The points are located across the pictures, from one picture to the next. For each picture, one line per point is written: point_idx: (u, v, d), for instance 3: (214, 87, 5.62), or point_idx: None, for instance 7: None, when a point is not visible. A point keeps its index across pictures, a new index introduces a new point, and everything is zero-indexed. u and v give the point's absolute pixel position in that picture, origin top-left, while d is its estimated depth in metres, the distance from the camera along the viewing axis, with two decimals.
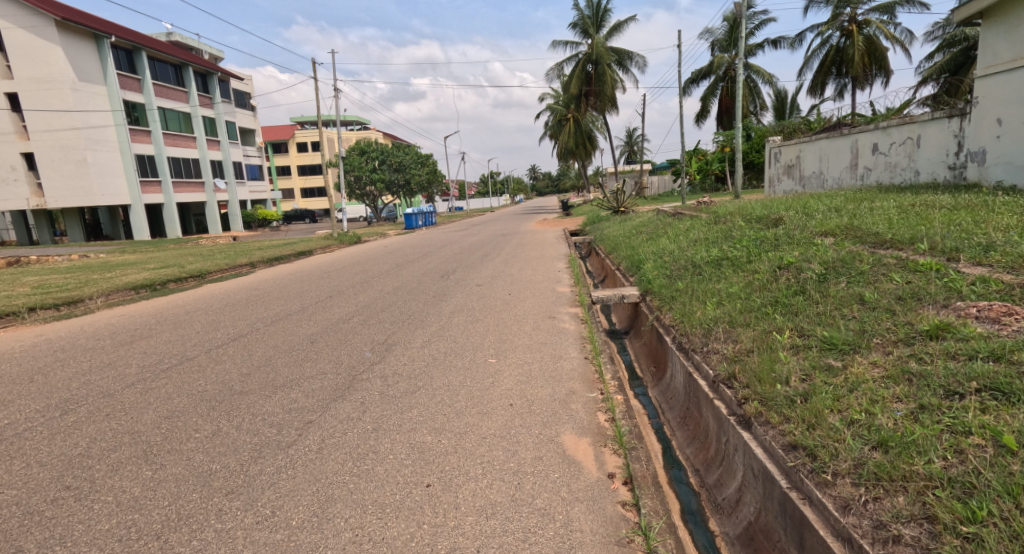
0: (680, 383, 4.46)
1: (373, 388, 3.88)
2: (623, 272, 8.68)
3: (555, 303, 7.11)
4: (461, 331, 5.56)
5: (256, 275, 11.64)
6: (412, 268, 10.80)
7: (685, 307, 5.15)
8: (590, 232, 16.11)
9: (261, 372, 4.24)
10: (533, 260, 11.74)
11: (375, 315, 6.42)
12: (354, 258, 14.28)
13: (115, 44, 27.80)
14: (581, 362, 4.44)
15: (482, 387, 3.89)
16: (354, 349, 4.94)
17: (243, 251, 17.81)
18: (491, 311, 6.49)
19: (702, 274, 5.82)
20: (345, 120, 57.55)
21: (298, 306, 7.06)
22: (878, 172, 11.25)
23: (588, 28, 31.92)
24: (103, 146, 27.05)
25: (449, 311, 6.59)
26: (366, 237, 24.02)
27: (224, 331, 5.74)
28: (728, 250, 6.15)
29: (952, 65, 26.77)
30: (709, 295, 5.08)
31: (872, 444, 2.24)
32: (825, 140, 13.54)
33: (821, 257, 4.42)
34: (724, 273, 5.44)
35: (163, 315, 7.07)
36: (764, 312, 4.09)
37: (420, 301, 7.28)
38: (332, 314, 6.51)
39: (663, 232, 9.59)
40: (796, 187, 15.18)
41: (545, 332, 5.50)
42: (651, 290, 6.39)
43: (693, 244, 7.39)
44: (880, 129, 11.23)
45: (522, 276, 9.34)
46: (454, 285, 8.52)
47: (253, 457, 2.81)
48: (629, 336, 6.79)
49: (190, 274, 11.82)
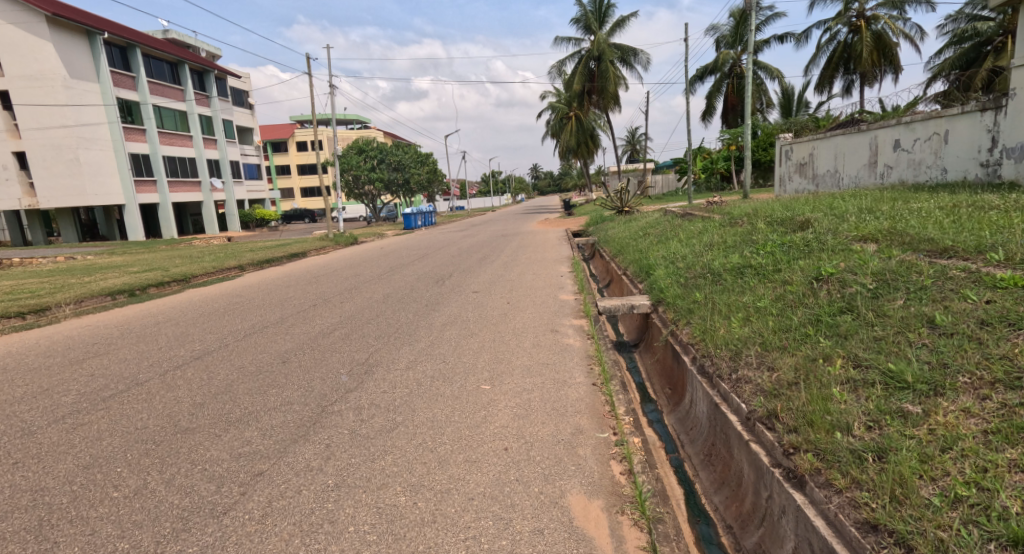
0: (703, 412, 3.86)
1: (344, 424, 3.28)
2: (630, 278, 8.08)
3: (558, 313, 6.50)
4: (452, 349, 4.95)
5: (243, 280, 11.05)
6: (407, 273, 10.18)
7: (705, 322, 4.56)
8: (593, 233, 15.46)
9: (215, 403, 3.63)
10: (534, 263, 11.14)
11: (359, 328, 5.81)
12: (348, 260, 13.67)
13: (109, 40, 27.27)
14: (588, 390, 3.84)
15: (473, 424, 3.28)
16: (329, 371, 4.34)
17: (233, 252, 17.16)
18: (488, 324, 5.89)
19: (722, 283, 5.21)
20: (344, 119, 56.94)
21: (278, 317, 6.46)
22: (900, 170, 10.64)
23: (591, 24, 31.26)
24: (96, 145, 26.47)
25: (442, 323, 5.98)
26: (363, 237, 23.41)
27: (190, 347, 5.14)
28: (750, 256, 5.53)
29: (962, 61, 26.15)
30: (732, 310, 4.49)
31: (1002, 541, 1.69)
32: (842, 136, 12.90)
33: (868, 267, 3.82)
34: (749, 284, 4.84)
35: (129, 326, 6.47)
36: (805, 333, 3.49)
37: (410, 311, 6.69)
38: (312, 327, 5.91)
39: (672, 234, 8.97)
40: (808, 186, 14.54)
41: (547, 349, 4.91)
42: (664, 300, 5.79)
43: (709, 248, 6.77)
44: (904, 124, 10.59)
45: (522, 282, 8.74)
46: (449, 292, 7.92)
47: (176, 531, 2.21)
48: (639, 350, 6.22)
49: (173, 278, 11.23)
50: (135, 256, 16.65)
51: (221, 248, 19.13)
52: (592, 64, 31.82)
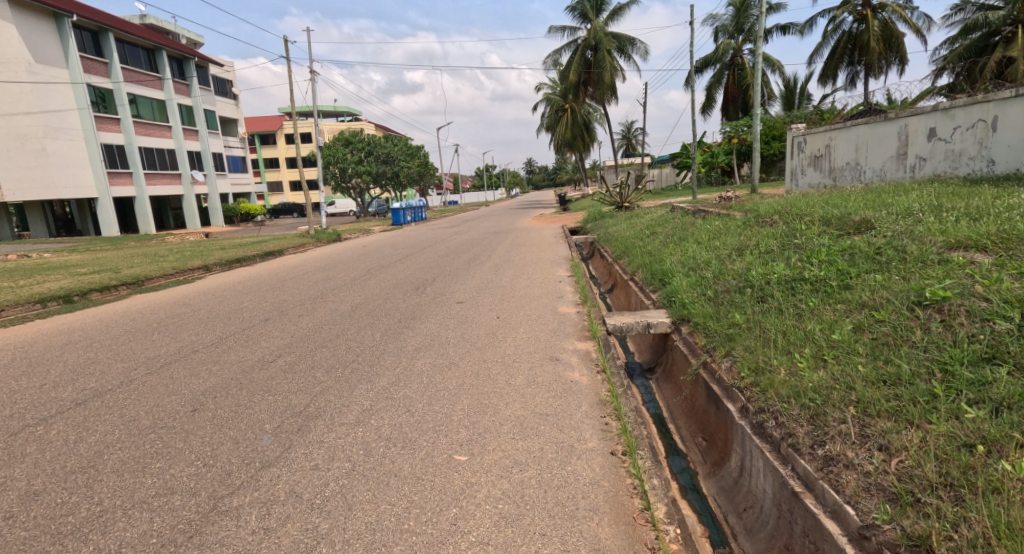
0: (767, 490, 2.74)
1: (234, 543, 2.13)
2: (639, 284, 6.99)
3: (557, 333, 5.32)
4: (422, 390, 3.80)
5: (201, 283, 9.88)
6: (385, 277, 8.96)
7: (756, 357, 3.45)
8: (594, 230, 14.33)
9: (53, 495, 2.44)
10: (529, 266, 10.01)
11: (310, 355, 4.63)
12: (323, 261, 12.45)
13: (79, 24, 25.71)
14: (606, 465, 2.74)
15: (433, 540, 2.16)
16: (246, 428, 3.14)
17: (204, 250, 15.85)
18: (474, 348, 4.77)
19: (770, 302, 4.09)
20: (333, 111, 55.15)
21: (217, 337, 5.27)
22: (936, 162, 9.68)
23: (588, 13, 30.03)
24: (64, 134, 25.08)
25: (414, 348, 4.83)
26: (348, 233, 22.10)
27: (79, 386, 3.91)
28: (799, 266, 4.41)
29: (971, 51, 25.06)
30: (792, 344, 3.38)
31: None
32: (865, 126, 11.84)
33: (1005, 291, 2.73)
34: (808, 306, 3.73)
35: (29, 347, 5.26)
36: (928, 390, 2.39)
37: (378, 330, 5.49)
38: (255, 352, 4.74)
39: (687, 234, 7.87)
40: (824, 181, 13.48)
41: (548, 389, 3.80)
42: (691, 320, 4.70)
43: (739, 253, 5.66)
44: (940, 110, 9.58)
45: (515, 289, 7.58)
46: (431, 303, 6.75)
47: None
48: (656, 378, 5.13)
49: (123, 281, 9.99)
50: (96, 254, 15.39)
51: (192, 245, 17.78)
52: (588, 54, 30.54)
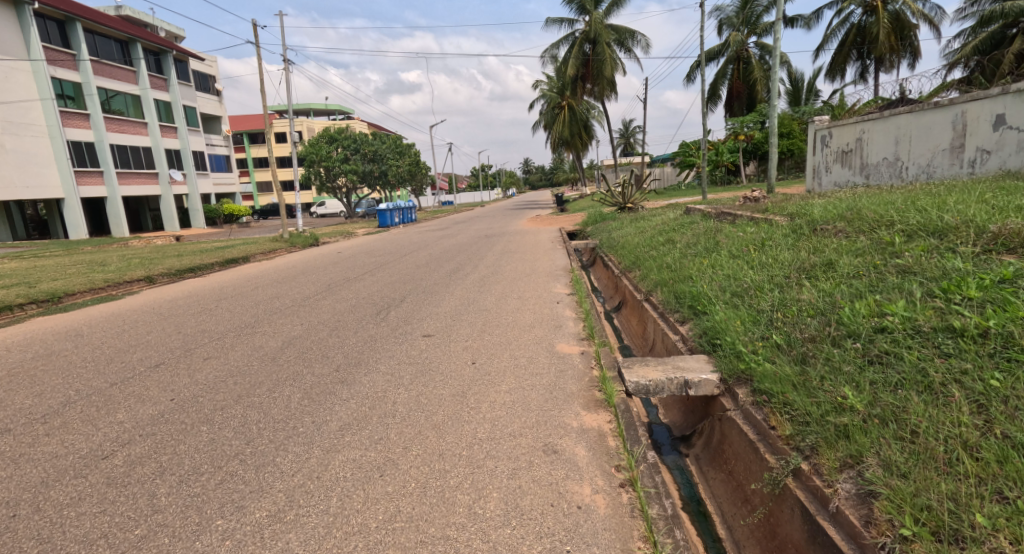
0: None
1: None
2: (657, 308, 5.39)
3: (555, 394, 3.69)
4: (321, 540, 2.16)
5: (128, 301, 8.25)
6: (342, 297, 7.26)
7: (931, 497, 1.85)
8: (594, 233, 12.78)
9: None
10: (521, 279, 8.43)
11: (172, 444, 2.98)
12: (286, 271, 10.81)
13: (42, 12, 23.97)
14: None
15: None
16: None
17: (157, 256, 14.06)
18: (429, 428, 3.13)
19: (907, 365, 2.50)
20: (322, 109, 53.30)
21: (61, 402, 3.62)
22: (1006, 155, 8.16)
23: (586, 3, 28.35)
24: (26, 128, 23.26)
25: (339, 427, 3.17)
26: (327, 237, 20.36)
27: None
28: (939, 303, 2.82)
29: (987, 45, 23.16)
30: (1004, 478, 1.82)
31: None
32: (907, 115, 10.23)
33: None
34: (990, 386, 2.17)
35: None
36: None
37: (300, 389, 3.83)
38: (94, 435, 3.08)
39: (717, 244, 6.26)
40: (854, 180, 11.88)
41: (541, 535, 2.19)
42: (757, 383, 3.07)
43: (805, 276, 4.06)
44: (1012, 93, 8.02)
45: (503, 314, 5.99)
46: (387, 339, 5.08)
47: None
48: (693, 457, 3.50)
49: (36, 297, 8.35)
50: (37, 261, 13.66)
51: (152, 250, 16.11)
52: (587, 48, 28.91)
